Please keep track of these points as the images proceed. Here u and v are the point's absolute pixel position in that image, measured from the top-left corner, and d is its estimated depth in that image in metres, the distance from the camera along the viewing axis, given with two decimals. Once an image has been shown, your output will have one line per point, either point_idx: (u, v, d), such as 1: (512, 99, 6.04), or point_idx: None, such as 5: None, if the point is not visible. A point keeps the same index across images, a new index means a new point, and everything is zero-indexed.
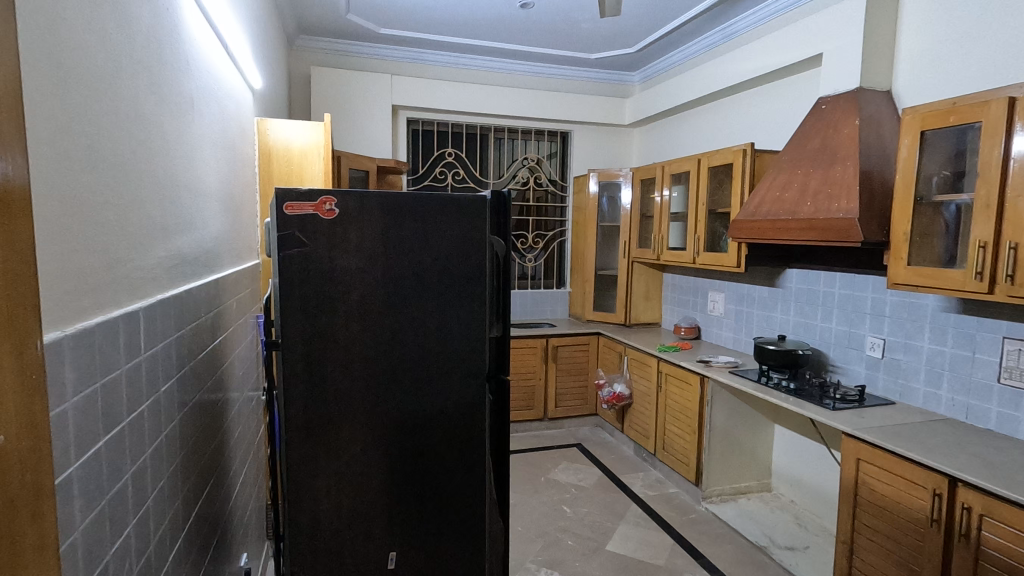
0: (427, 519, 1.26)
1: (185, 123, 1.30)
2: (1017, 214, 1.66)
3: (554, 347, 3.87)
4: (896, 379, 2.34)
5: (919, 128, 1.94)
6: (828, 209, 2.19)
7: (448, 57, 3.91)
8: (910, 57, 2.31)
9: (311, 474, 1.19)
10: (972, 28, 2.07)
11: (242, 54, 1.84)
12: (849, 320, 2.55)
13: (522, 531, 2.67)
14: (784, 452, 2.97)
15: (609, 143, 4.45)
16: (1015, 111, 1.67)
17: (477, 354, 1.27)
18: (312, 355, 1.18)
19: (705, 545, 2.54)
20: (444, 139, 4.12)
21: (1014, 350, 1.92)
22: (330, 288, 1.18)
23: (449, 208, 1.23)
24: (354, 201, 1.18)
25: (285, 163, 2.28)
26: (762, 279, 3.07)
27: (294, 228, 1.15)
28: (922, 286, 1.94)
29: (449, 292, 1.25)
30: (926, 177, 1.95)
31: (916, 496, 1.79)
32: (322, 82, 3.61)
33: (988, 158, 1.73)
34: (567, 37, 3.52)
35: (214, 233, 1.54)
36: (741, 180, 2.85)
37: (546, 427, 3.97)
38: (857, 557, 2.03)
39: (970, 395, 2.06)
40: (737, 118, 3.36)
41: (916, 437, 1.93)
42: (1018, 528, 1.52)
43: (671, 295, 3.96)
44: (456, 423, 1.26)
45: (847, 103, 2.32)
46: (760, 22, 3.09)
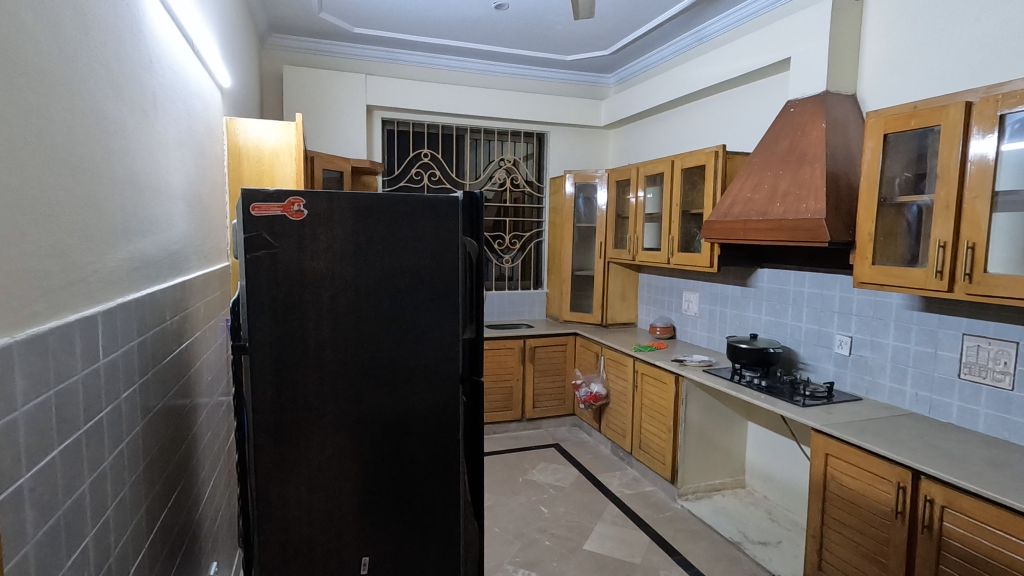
0: (401, 522, 1.24)
1: (148, 121, 1.27)
2: (974, 214, 1.72)
3: (531, 348, 3.88)
4: (863, 376, 2.40)
5: (882, 131, 1.99)
6: (797, 210, 2.23)
7: (423, 58, 3.89)
8: (873, 62, 2.38)
9: (280, 479, 1.17)
10: (932, 34, 2.14)
11: (209, 52, 1.81)
12: (818, 318, 2.61)
13: (499, 532, 2.67)
14: (757, 449, 3.02)
15: (585, 145, 4.48)
16: (971, 115, 1.73)
17: (451, 356, 1.26)
18: (281, 359, 1.16)
19: (681, 542, 2.57)
20: (419, 140, 4.10)
21: (973, 346, 1.99)
22: (299, 290, 1.16)
23: (422, 209, 1.23)
24: (323, 201, 1.16)
25: (255, 162, 2.24)
26: (734, 279, 3.13)
27: (261, 230, 1.13)
28: (886, 285, 2.00)
29: (422, 294, 1.24)
30: (889, 179, 2.01)
31: (882, 490, 1.83)
32: (295, 81, 3.56)
33: (948, 160, 1.78)
34: (543, 39, 3.54)
35: (180, 234, 1.51)
36: (713, 181, 2.90)
37: (524, 428, 3.98)
38: (826, 550, 2.07)
39: (933, 390, 2.12)
40: (709, 121, 3.41)
41: (882, 432, 1.98)
42: (978, 519, 1.57)
43: (647, 295, 4.00)
44: (430, 425, 1.26)
45: (814, 107, 2.38)
46: (730, 26, 3.15)
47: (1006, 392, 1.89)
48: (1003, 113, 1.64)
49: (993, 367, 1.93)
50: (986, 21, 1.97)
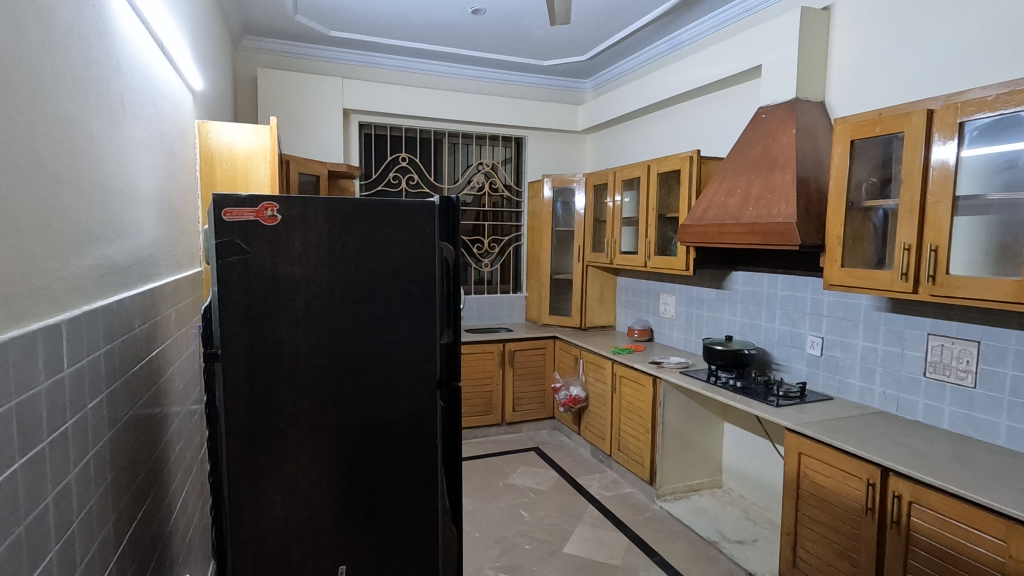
0: (379, 529, 1.23)
1: (116, 125, 1.24)
2: (936, 218, 1.77)
3: (511, 352, 3.89)
4: (834, 375, 2.46)
5: (850, 137, 2.05)
6: (768, 214, 2.28)
7: (400, 61, 3.88)
8: (840, 70, 2.45)
9: (255, 488, 1.15)
10: (896, 44, 2.21)
11: (180, 53, 1.78)
12: (790, 320, 2.66)
13: (479, 537, 2.66)
14: (733, 449, 3.07)
15: (563, 149, 4.52)
16: (933, 123, 1.79)
17: (428, 361, 1.25)
18: (255, 366, 1.14)
19: (660, 543, 2.60)
20: (397, 144, 4.07)
21: (938, 345, 2.05)
22: (274, 297, 1.15)
23: (397, 214, 1.22)
24: (297, 206, 1.15)
25: (228, 166, 2.21)
26: (710, 282, 3.18)
27: (233, 235, 1.12)
28: (855, 287, 2.05)
29: (399, 299, 1.23)
30: (856, 183, 2.06)
31: (853, 487, 1.88)
32: (269, 84, 3.51)
33: (911, 166, 1.84)
34: (520, 43, 3.55)
35: (150, 240, 1.47)
36: (689, 185, 2.95)
37: (504, 432, 3.97)
38: (800, 548, 2.11)
39: (900, 388, 2.18)
40: (684, 126, 3.47)
41: (852, 430, 2.03)
42: (943, 513, 1.62)
43: (625, 298, 4.03)
44: (407, 431, 1.24)
45: (785, 113, 2.44)
46: (703, 34, 3.21)
47: (969, 390, 1.96)
48: (963, 120, 1.70)
49: (956, 365, 1.99)
50: (946, 31, 2.04)
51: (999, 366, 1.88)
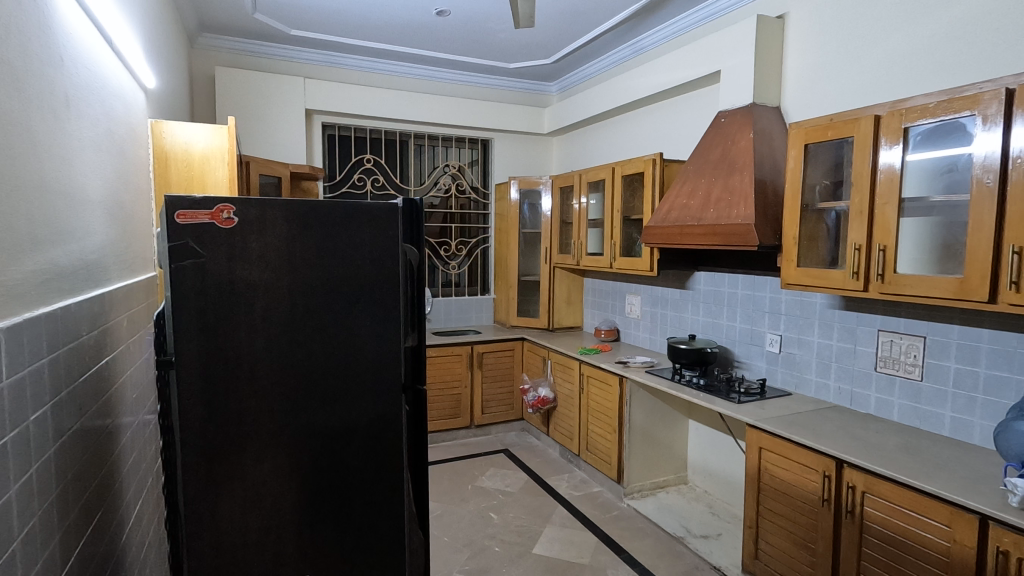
0: (343, 537, 1.21)
1: (60, 124, 1.19)
2: (884, 220, 1.86)
3: (479, 354, 3.88)
4: (792, 372, 2.54)
5: (803, 141, 2.12)
6: (728, 216, 2.34)
7: (364, 62, 3.83)
8: (794, 77, 2.53)
9: (212, 498, 1.12)
10: (845, 51, 2.30)
11: (131, 49, 1.71)
12: (750, 318, 2.74)
13: (448, 541, 2.64)
14: (697, 445, 3.13)
15: (529, 152, 4.54)
16: (879, 128, 1.87)
17: (392, 365, 1.23)
18: (212, 374, 1.11)
19: (627, 540, 2.63)
20: (362, 145, 4.02)
21: (887, 341, 2.15)
22: (232, 302, 1.12)
23: (360, 217, 1.19)
24: (254, 209, 1.12)
25: (184, 166, 2.14)
26: (673, 282, 3.24)
27: (187, 239, 1.09)
28: (810, 286, 2.12)
29: (362, 302, 1.20)
30: (810, 186, 2.14)
31: (810, 479, 1.94)
32: (228, 83, 3.42)
33: (861, 169, 1.92)
34: (485, 46, 3.56)
35: (99, 243, 1.41)
36: (652, 188, 3.00)
37: (473, 435, 3.96)
38: (762, 540, 2.17)
39: (853, 383, 2.27)
40: (647, 130, 3.53)
41: (809, 424, 2.10)
42: (894, 502, 1.69)
43: (592, 299, 4.08)
44: (372, 437, 1.22)
45: (743, 117, 2.52)
46: (664, 39, 3.28)
47: (917, 383, 2.05)
48: (907, 126, 1.79)
49: (904, 360, 2.09)
50: (892, 40, 2.14)
51: (943, 359, 1.97)
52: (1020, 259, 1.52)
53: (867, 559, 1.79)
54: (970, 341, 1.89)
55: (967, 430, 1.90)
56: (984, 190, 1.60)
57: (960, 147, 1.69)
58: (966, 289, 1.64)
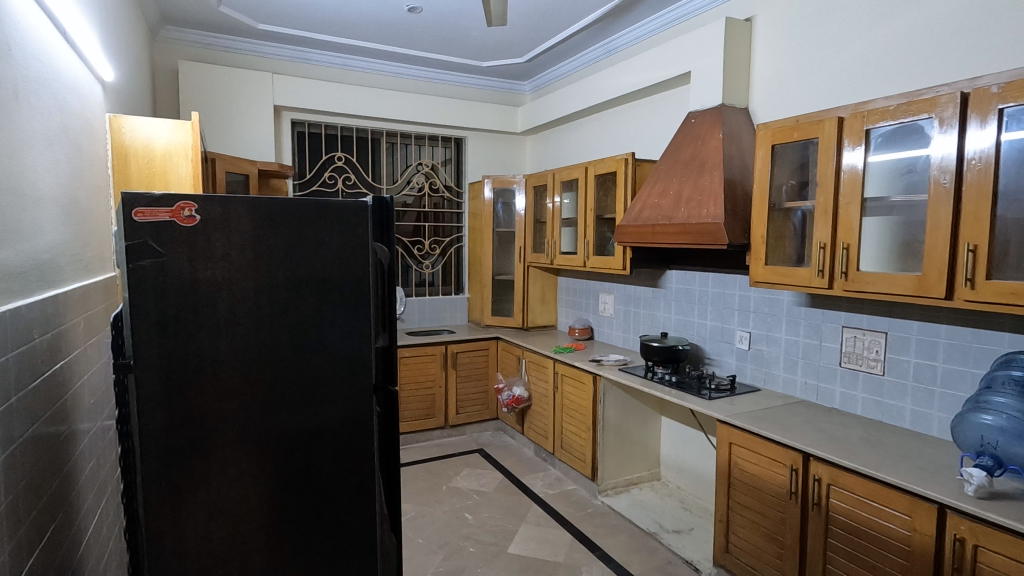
0: (313, 542, 1.18)
1: (9, 117, 1.14)
2: (849, 219, 1.91)
3: (453, 354, 3.86)
4: (760, 368, 2.59)
5: (771, 142, 2.16)
6: (698, 215, 2.38)
7: (334, 58, 3.77)
8: (761, 79, 2.58)
9: (174, 505, 1.09)
10: (810, 54, 2.36)
11: (87, 41, 1.64)
12: (720, 316, 2.79)
13: (422, 543, 2.62)
14: (670, 442, 3.17)
15: (502, 150, 4.53)
16: (843, 130, 1.92)
17: (362, 366, 1.21)
18: (172, 377, 1.07)
19: (601, 537, 2.65)
20: (332, 143, 3.97)
21: (851, 337, 2.21)
22: (193, 303, 1.08)
23: (327, 215, 1.16)
24: (217, 206, 1.09)
25: (145, 163, 2.08)
26: (646, 281, 3.27)
27: (145, 237, 1.05)
28: (778, 284, 2.17)
29: (330, 302, 1.17)
30: (777, 186, 2.18)
31: (778, 472, 1.98)
32: (192, 78, 3.32)
33: (826, 170, 1.97)
34: (457, 44, 3.55)
35: (52, 243, 1.35)
36: (625, 187, 3.03)
37: (448, 435, 3.94)
38: (732, 534, 2.21)
39: (819, 378, 2.33)
40: (619, 129, 3.56)
41: (777, 419, 2.14)
42: (858, 493, 1.74)
43: (566, 298, 4.10)
44: (341, 439, 1.19)
45: (712, 117, 2.56)
46: (636, 40, 3.32)
47: (879, 377, 2.11)
48: (869, 128, 1.84)
49: (868, 355, 2.15)
50: (854, 45, 2.20)
51: (903, 354, 2.04)
52: (975, 256, 1.58)
53: (833, 550, 1.83)
54: (929, 336, 1.96)
55: (926, 423, 1.96)
56: (941, 191, 1.65)
57: (919, 149, 1.75)
58: (925, 286, 1.69)
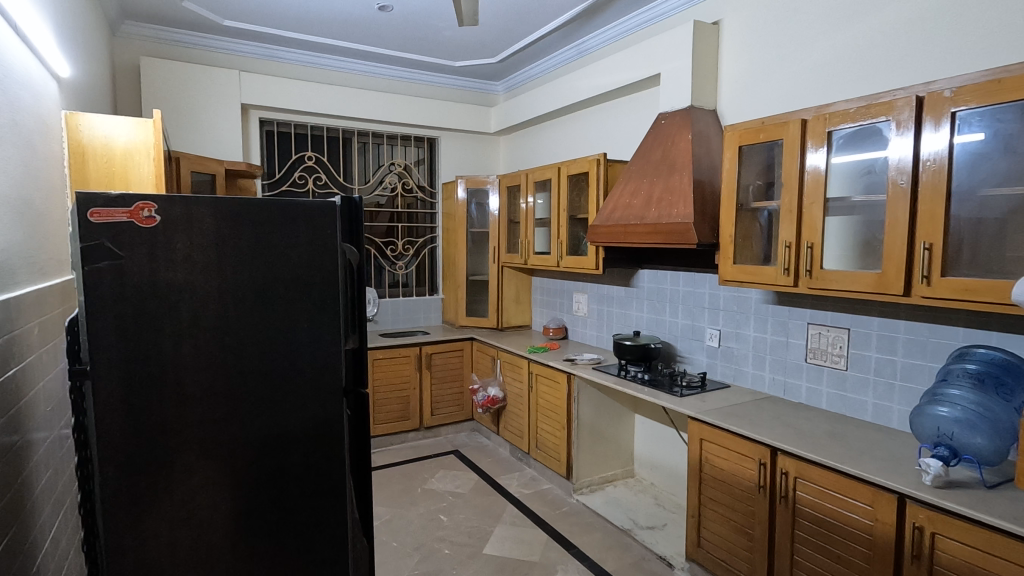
0: (282, 549, 1.16)
1: None
2: (813, 219, 1.96)
3: (427, 355, 3.83)
4: (730, 365, 2.64)
5: (738, 143, 2.20)
6: (668, 215, 2.41)
7: (303, 56, 3.71)
8: (728, 81, 2.63)
9: (136, 515, 1.05)
10: (775, 58, 2.42)
11: (39, 35, 1.58)
12: (691, 314, 2.83)
13: (397, 546, 2.59)
14: (643, 439, 3.21)
15: (475, 150, 4.52)
16: (806, 132, 1.97)
17: (333, 370, 1.19)
18: (133, 384, 1.04)
19: (576, 535, 2.67)
20: (302, 142, 3.91)
21: (817, 333, 2.27)
22: (156, 306, 1.05)
23: (295, 215, 1.14)
24: (178, 207, 1.06)
25: (104, 162, 2.01)
26: (619, 280, 3.30)
27: (103, 238, 1.01)
28: (746, 282, 2.21)
29: (298, 304, 1.15)
30: (744, 186, 2.22)
31: (747, 466, 2.03)
32: (155, 74, 3.23)
33: (790, 170, 2.01)
34: (430, 43, 3.53)
35: (3, 245, 1.30)
36: (597, 187, 3.06)
37: (423, 436, 3.91)
38: (704, 528, 2.24)
39: (786, 373, 2.38)
40: (591, 130, 3.59)
41: (746, 415, 2.19)
42: (822, 485, 1.78)
43: (540, 298, 4.11)
44: (310, 443, 1.17)
45: (682, 119, 2.60)
46: (607, 41, 3.35)
47: (842, 372, 2.17)
48: (831, 130, 1.90)
49: (832, 350, 2.21)
50: (816, 50, 2.26)
51: (865, 349, 2.10)
52: (930, 254, 1.64)
53: (799, 541, 1.88)
54: (889, 332, 2.03)
55: (887, 415, 2.03)
56: (899, 191, 1.71)
57: (877, 151, 1.80)
58: (884, 283, 1.75)
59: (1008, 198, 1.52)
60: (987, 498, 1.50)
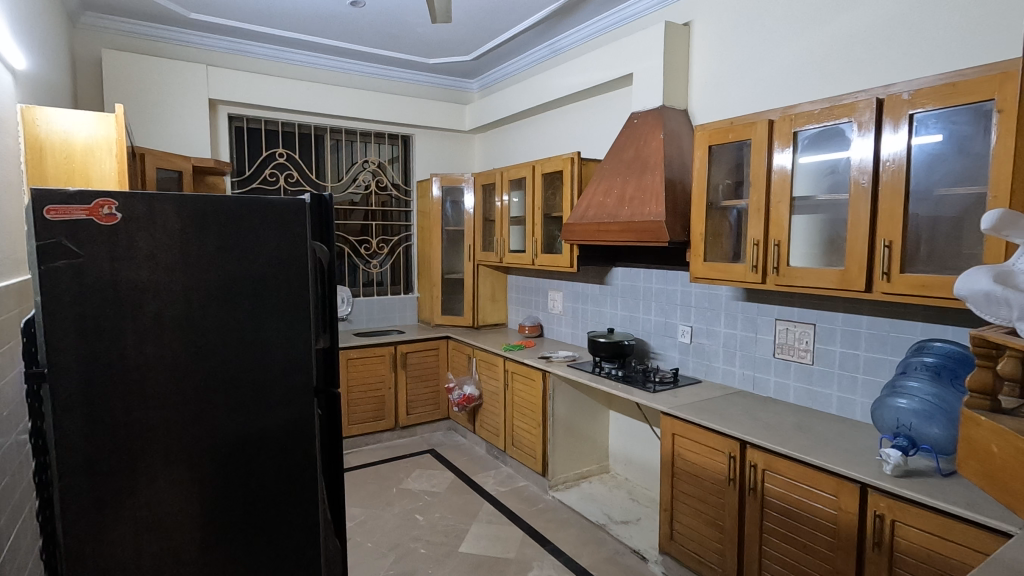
0: (252, 551, 1.14)
1: None
2: (779, 218, 2.01)
3: (402, 355, 3.80)
4: (701, 361, 2.69)
5: (707, 143, 2.24)
6: (641, 213, 2.44)
7: (273, 51, 3.64)
8: (698, 82, 2.68)
9: (99, 520, 1.02)
10: (743, 60, 2.46)
11: None
12: (664, 311, 2.87)
13: (372, 547, 2.57)
14: (618, 434, 3.24)
15: (450, 148, 4.50)
16: (773, 133, 2.02)
17: (303, 369, 1.17)
18: (94, 386, 1.01)
19: (552, 531, 2.69)
20: (273, 139, 3.84)
21: (784, 329, 2.32)
22: (118, 307, 1.02)
23: (262, 213, 1.12)
24: (141, 204, 1.03)
25: (62, 158, 1.94)
26: (593, 278, 3.33)
27: (60, 237, 0.98)
28: (716, 280, 2.25)
29: (266, 303, 1.13)
30: (714, 185, 2.26)
31: (717, 460, 2.07)
32: (118, 68, 3.13)
33: (758, 169, 2.06)
34: (403, 40, 3.49)
35: None
36: (571, 186, 3.08)
37: (398, 436, 3.88)
38: (676, 522, 2.28)
39: (755, 368, 2.44)
40: (565, 128, 3.61)
41: (716, 409, 2.23)
42: (789, 477, 1.83)
43: (515, 296, 4.12)
44: (281, 443, 1.16)
45: (654, 118, 2.63)
46: (580, 41, 3.37)
47: (809, 366, 2.23)
48: (796, 131, 1.95)
49: (799, 345, 2.27)
50: (782, 51, 2.31)
51: (830, 344, 2.16)
52: (890, 252, 1.70)
53: (768, 532, 1.93)
54: (852, 327, 2.09)
55: (850, 408, 2.10)
56: (861, 191, 1.76)
57: (840, 151, 1.86)
58: (847, 280, 1.80)
59: (962, 198, 1.58)
60: (943, 485, 1.56)
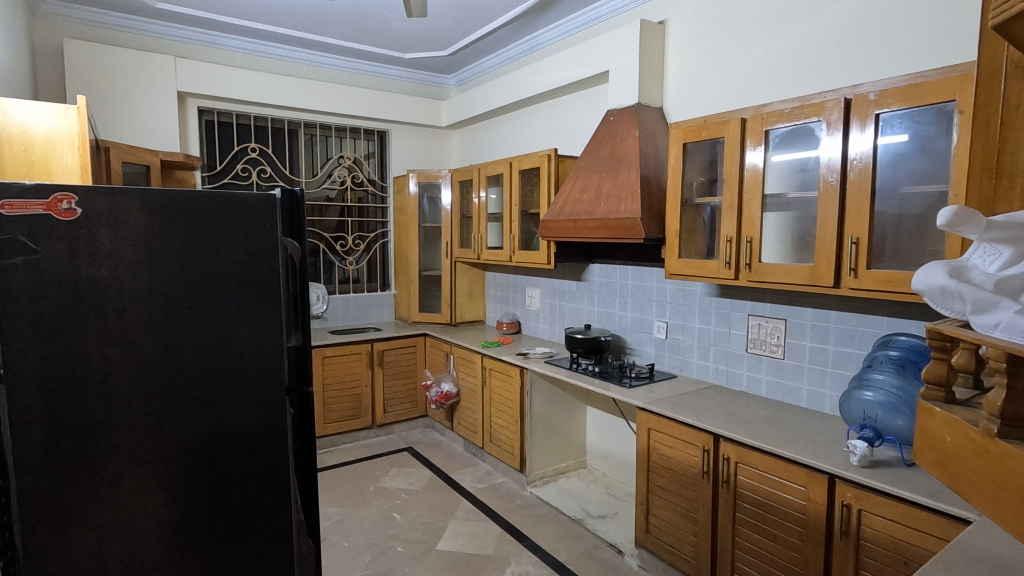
0: (222, 553, 1.12)
1: None
2: (751, 215, 2.04)
3: (379, 352, 3.77)
4: (676, 356, 2.72)
5: (682, 140, 2.26)
6: (617, 210, 2.46)
7: (244, 43, 3.57)
8: (673, 80, 2.70)
9: (59, 526, 0.99)
10: (716, 59, 2.49)
11: None
12: (640, 307, 2.90)
13: (348, 546, 2.54)
14: (595, 430, 3.27)
15: (426, 143, 4.47)
16: (745, 131, 2.05)
17: (274, 368, 1.16)
18: (52, 387, 0.97)
19: (529, 527, 2.70)
20: (245, 133, 3.76)
21: (756, 324, 2.36)
22: (79, 305, 0.99)
23: (231, 209, 1.09)
24: (102, 199, 1.00)
25: (20, 150, 1.87)
26: (570, 275, 3.35)
27: (15, 232, 0.94)
28: (690, 276, 2.29)
29: (236, 301, 1.11)
30: (689, 182, 2.29)
31: (691, 454, 2.10)
32: (80, 58, 3.03)
33: (731, 167, 2.08)
34: (379, 34, 3.46)
35: None
36: (548, 183, 3.08)
37: (375, 435, 3.85)
38: (652, 515, 2.31)
39: (729, 363, 2.48)
40: (542, 125, 3.61)
41: (691, 404, 2.26)
42: (761, 469, 1.87)
43: (493, 293, 4.12)
44: (252, 443, 1.14)
45: (629, 116, 2.65)
46: (557, 38, 3.37)
47: (780, 361, 2.28)
48: (767, 129, 1.98)
49: (770, 340, 2.31)
50: (753, 51, 2.35)
51: (800, 339, 2.21)
52: (857, 248, 1.74)
53: (740, 523, 1.96)
54: (821, 321, 2.14)
55: (820, 400, 2.15)
56: (830, 189, 1.80)
57: (810, 150, 1.90)
58: (816, 276, 1.84)
59: (925, 197, 1.63)
60: (906, 475, 1.61)
